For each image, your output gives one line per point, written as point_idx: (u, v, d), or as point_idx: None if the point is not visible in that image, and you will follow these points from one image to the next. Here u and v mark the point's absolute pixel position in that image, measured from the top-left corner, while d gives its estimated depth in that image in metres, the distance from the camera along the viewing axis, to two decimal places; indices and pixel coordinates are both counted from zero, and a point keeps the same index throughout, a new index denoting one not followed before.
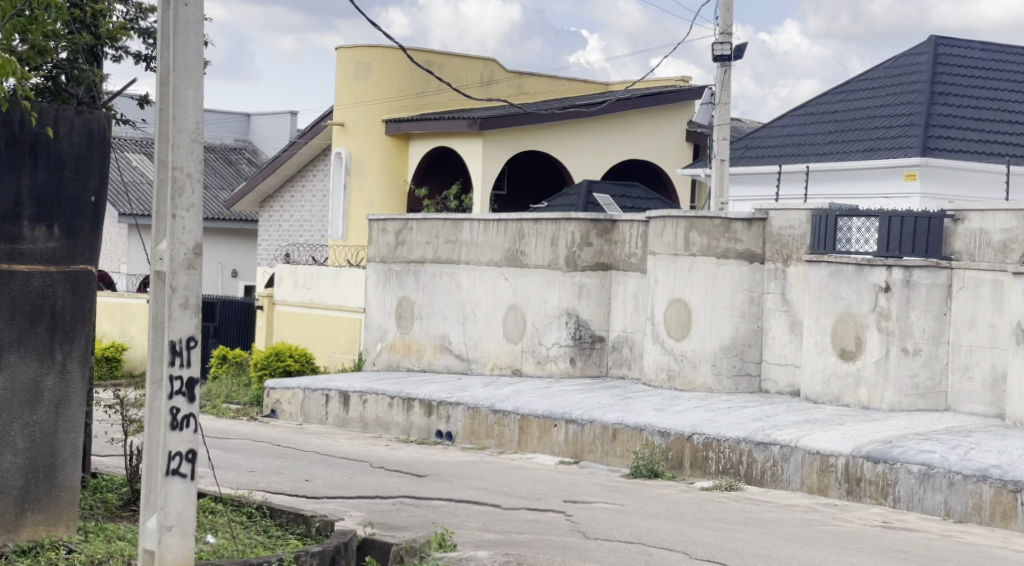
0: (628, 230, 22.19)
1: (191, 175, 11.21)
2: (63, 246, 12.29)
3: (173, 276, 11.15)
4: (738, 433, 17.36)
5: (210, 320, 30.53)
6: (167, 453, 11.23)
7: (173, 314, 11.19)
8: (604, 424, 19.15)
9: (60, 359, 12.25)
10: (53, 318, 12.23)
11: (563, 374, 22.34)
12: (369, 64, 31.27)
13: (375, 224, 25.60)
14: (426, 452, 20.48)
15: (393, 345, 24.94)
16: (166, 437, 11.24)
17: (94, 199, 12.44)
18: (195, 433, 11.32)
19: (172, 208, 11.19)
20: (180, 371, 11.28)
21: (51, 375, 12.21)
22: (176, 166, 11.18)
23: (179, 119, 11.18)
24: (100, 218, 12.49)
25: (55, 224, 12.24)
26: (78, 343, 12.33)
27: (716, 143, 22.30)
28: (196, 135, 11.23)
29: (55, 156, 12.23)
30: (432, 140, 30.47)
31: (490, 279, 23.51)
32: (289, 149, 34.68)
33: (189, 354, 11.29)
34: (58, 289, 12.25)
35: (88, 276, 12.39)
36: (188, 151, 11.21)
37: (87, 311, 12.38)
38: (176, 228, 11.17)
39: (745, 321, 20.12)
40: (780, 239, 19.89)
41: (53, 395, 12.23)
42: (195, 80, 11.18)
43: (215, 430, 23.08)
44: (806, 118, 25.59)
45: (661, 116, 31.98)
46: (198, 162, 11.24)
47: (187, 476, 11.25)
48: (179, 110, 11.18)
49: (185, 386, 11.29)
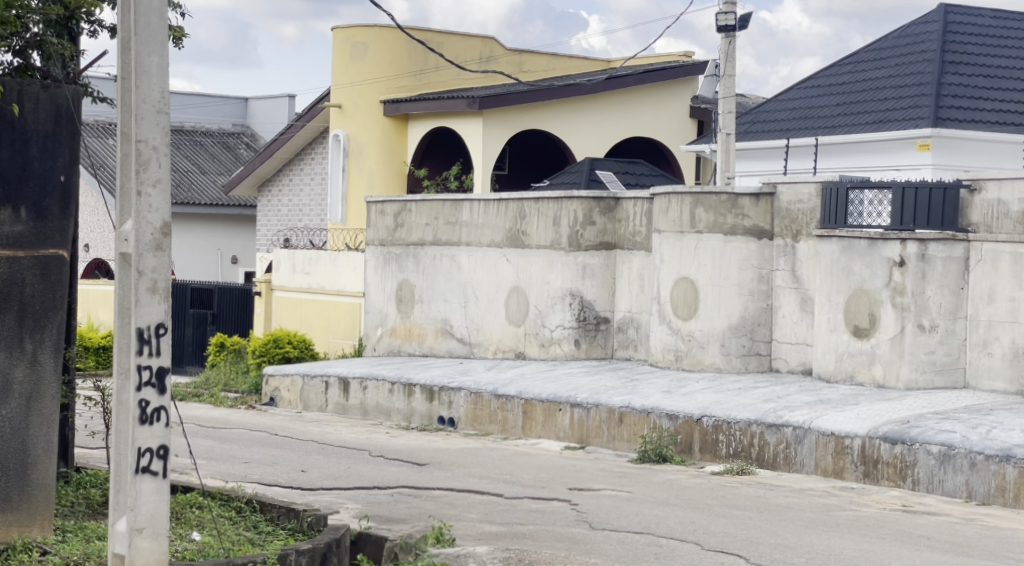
0: (632, 207, 21.55)
1: (156, 149, 10.55)
2: (31, 229, 11.67)
3: (139, 258, 10.52)
4: (749, 415, 16.75)
5: (207, 307, 29.88)
6: (137, 449, 10.59)
7: (140, 300, 10.55)
8: (611, 408, 18.54)
9: (31, 350, 11.63)
10: (21, 307, 11.60)
11: (567, 356, 21.71)
12: (366, 44, 30.55)
13: (374, 206, 24.93)
14: (427, 439, 19.87)
15: (393, 330, 24.32)
16: (135, 433, 10.60)
17: (64, 178, 11.81)
18: (166, 428, 10.69)
19: (137, 184, 10.54)
20: (149, 360, 10.65)
21: (21, 367, 11.60)
22: (140, 138, 10.52)
23: (142, 87, 10.53)
24: (70, 201, 11.86)
25: (21, 205, 11.63)
26: (49, 333, 11.68)
27: (722, 116, 21.63)
28: (161, 105, 10.57)
29: (20, 133, 11.62)
30: (430, 120, 29.84)
31: (491, 260, 22.88)
32: (286, 132, 34.04)
33: (158, 342, 10.66)
34: (26, 275, 11.63)
35: (60, 261, 11.75)
36: (152, 123, 10.54)
37: (60, 299, 11.74)
38: (142, 206, 10.53)
39: (754, 299, 19.51)
40: (788, 214, 19.27)
41: (23, 388, 11.61)
42: (158, 45, 10.55)
43: (211, 419, 22.49)
44: (813, 91, 24.93)
45: (664, 92, 31.28)
46: (162, 134, 10.57)
47: (157, 473, 10.62)
48: (142, 78, 10.53)
49: (154, 377, 10.66)
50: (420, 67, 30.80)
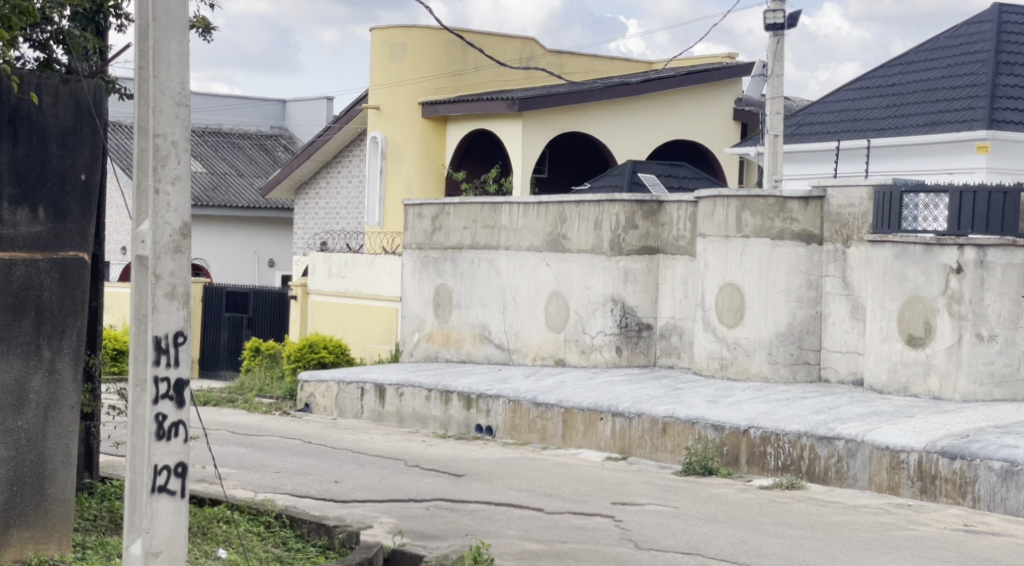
0: (676, 211, 20.91)
1: (176, 144, 10.01)
2: (50, 230, 11.18)
3: (157, 261, 9.97)
4: (798, 426, 16.16)
5: (243, 311, 29.31)
6: (153, 466, 10.06)
7: (157, 306, 10.02)
8: (654, 417, 17.95)
9: (49, 358, 11.13)
10: (39, 312, 11.10)
11: (608, 363, 21.12)
12: (404, 45, 30.03)
13: (411, 209, 24.43)
14: (465, 448, 19.31)
15: (430, 335, 23.79)
16: (151, 449, 10.06)
17: (85, 177, 11.34)
18: (184, 443, 10.15)
19: (155, 182, 10.00)
20: (167, 371, 10.13)
21: (38, 375, 11.10)
22: (158, 133, 9.98)
23: (160, 78, 9.99)
24: (91, 201, 11.37)
25: (39, 205, 11.14)
26: (68, 339, 11.20)
27: (769, 117, 21.02)
28: (181, 97, 10.03)
29: (39, 129, 11.14)
30: (469, 122, 29.30)
31: (531, 265, 22.33)
32: (323, 134, 33.55)
33: (176, 352, 10.13)
34: (45, 279, 11.13)
35: (80, 264, 11.25)
36: (171, 116, 10.00)
37: (80, 304, 11.24)
38: (159, 205, 9.99)
39: (802, 306, 18.86)
40: (839, 218, 18.65)
41: (40, 397, 11.11)
42: (178, 33, 10.00)
43: (244, 425, 22.00)
44: (862, 92, 24.27)
45: (707, 94, 30.67)
46: (181, 128, 10.03)
47: (175, 492, 10.09)
48: (160, 68, 10.00)
49: (172, 389, 10.13)
50: (459, 67, 30.29)
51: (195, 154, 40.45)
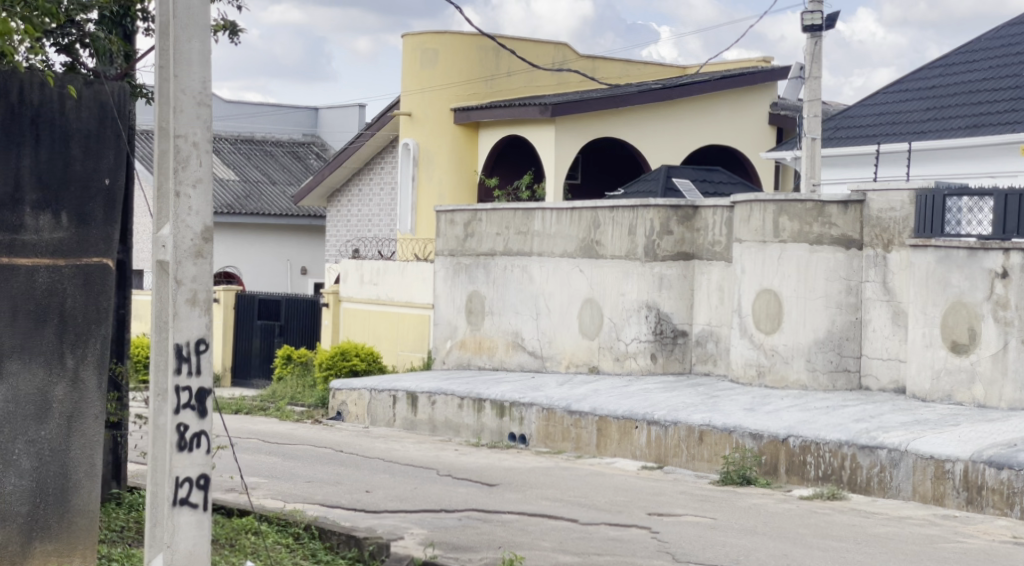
0: (711, 216, 20.57)
1: (196, 146, 9.72)
2: (73, 236, 10.95)
3: (178, 266, 9.67)
4: (839, 435, 16.04)
5: (275, 318, 29.04)
6: (175, 477, 9.76)
7: (178, 313, 9.71)
8: (690, 426, 17.64)
9: (73, 366, 10.89)
10: (62, 319, 10.88)
11: (643, 371, 20.79)
12: (436, 51, 29.75)
13: (443, 215, 24.20)
14: (498, 457, 19.03)
15: (463, 343, 23.55)
16: (172, 461, 9.76)
17: (109, 181, 11.10)
18: (207, 454, 9.84)
19: (175, 184, 9.70)
20: (188, 380, 9.81)
21: (61, 384, 10.87)
22: (178, 134, 9.70)
23: (182, 78, 9.71)
24: (115, 205, 11.12)
25: (63, 211, 10.92)
26: (92, 347, 10.95)
27: (807, 121, 20.72)
28: (203, 96, 9.75)
29: (62, 133, 10.91)
30: (502, 128, 29.04)
31: (565, 271, 22.04)
32: (355, 141, 33.34)
33: (198, 360, 9.81)
34: (68, 285, 10.89)
35: (103, 270, 10.99)
36: (191, 117, 9.72)
37: (104, 311, 10.98)
38: (180, 208, 9.69)
39: (842, 312, 18.54)
40: (879, 223, 18.35)
41: (64, 406, 10.88)
42: (201, 31, 9.74)
43: (275, 434, 21.77)
44: (900, 96, 23.97)
45: (742, 98, 30.35)
46: (202, 128, 9.74)
47: (198, 505, 9.80)
48: (182, 67, 9.73)
49: (194, 399, 9.83)
50: (492, 72, 30.02)
51: (227, 162, 40.32)
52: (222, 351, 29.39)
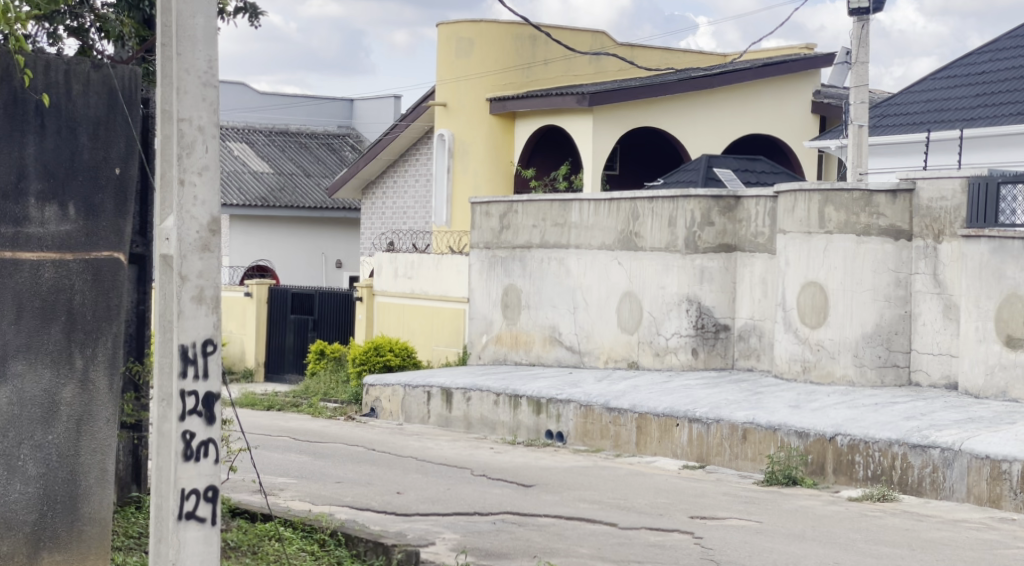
0: (754, 206, 19.90)
1: (202, 130, 9.16)
2: (81, 228, 10.52)
3: (182, 260, 9.14)
4: (889, 434, 15.41)
5: (308, 313, 28.47)
6: (181, 488, 9.21)
7: (184, 311, 9.17)
8: (733, 424, 17.03)
9: (81, 366, 10.42)
10: (71, 317, 10.41)
11: (684, 366, 20.18)
12: (471, 40, 29.18)
13: (478, 207, 23.63)
14: (536, 455, 18.45)
15: (499, 337, 22.98)
16: (178, 472, 9.22)
17: (120, 170, 10.71)
18: (215, 464, 9.30)
19: (179, 172, 9.16)
20: (194, 385, 9.27)
21: (69, 386, 10.39)
22: (182, 117, 9.14)
23: (185, 56, 9.16)
24: (126, 195, 10.73)
25: (70, 202, 10.51)
26: (102, 346, 10.48)
27: (854, 107, 20.23)
28: (207, 76, 9.18)
29: (69, 119, 10.56)
30: (538, 119, 28.45)
31: (603, 263, 21.44)
32: (390, 133, 32.78)
33: (205, 361, 9.26)
34: (76, 281, 10.44)
35: (115, 264, 10.57)
36: (197, 99, 9.17)
37: (115, 308, 10.52)
38: (185, 197, 9.15)
39: (891, 305, 17.88)
40: (930, 212, 17.70)
41: (72, 410, 10.39)
42: (204, 5, 9.18)
43: (308, 431, 21.22)
44: (946, 83, 23.34)
45: (785, 86, 29.66)
46: (209, 111, 9.18)
47: (204, 520, 9.24)
48: (185, 44, 9.17)
49: (200, 404, 9.28)
50: (530, 60, 29.38)
51: (262, 154, 39.84)
52: (256, 346, 28.93)
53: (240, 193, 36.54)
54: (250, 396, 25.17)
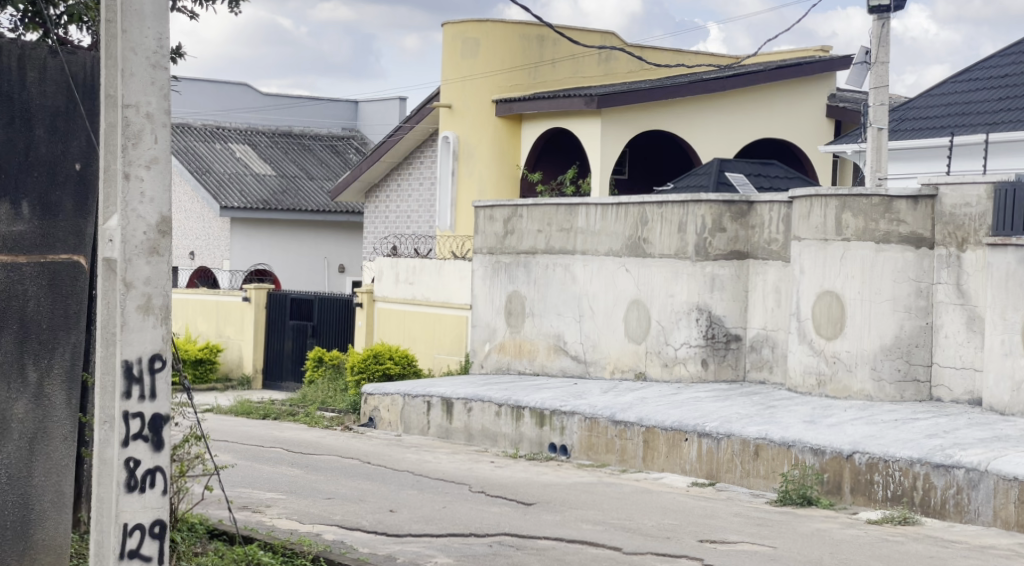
0: (768, 212, 19.07)
1: (150, 117, 9.85)
2: (36, 228, 11.27)
3: (128, 265, 9.82)
4: (910, 452, 14.61)
5: (307, 319, 27.55)
6: (125, 519, 9.88)
7: (129, 322, 9.85)
8: (744, 439, 16.24)
9: (35, 380, 11.22)
10: (23, 325, 11.20)
11: (693, 378, 19.34)
12: (477, 40, 28.41)
13: (482, 211, 22.81)
14: (537, 470, 17.64)
15: (502, 346, 22.17)
16: (122, 504, 9.88)
17: (80, 165, 11.42)
18: (159, 495, 9.97)
19: (125, 165, 9.83)
20: (136, 407, 9.94)
21: (23, 400, 11.19)
22: (128, 103, 9.82)
23: (132, 35, 9.83)
24: (85, 191, 11.46)
25: (24, 201, 11.24)
26: (57, 358, 11.28)
27: (873, 109, 19.52)
28: (155, 58, 9.86)
29: (23, 110, 11.24)
30: (546, 121, 27.63)
31: (610, 270, 20.63)
32: (393, 135, 31.98)
33: (149, 383, 9.95)
34: (31, 286, 11.22)
35: (73, 268, 11.37)
36: (145, 82, 9.84)
37: (73, 313, 11.35)
38: (132, 190, 9.84)
39: (911, 317, 17.08)
40: (953, 220, 16.89)
41: (25, 426, 11.18)
42: None
43: (302, 442, 20.36)
44: (967, 86, 22.55)
45: (798, 89, 28.84)
46: (157, 94, 9.86)
47: (147, 558, 9.92)
48: (133, 25, 9.85)
49: (146, 430, 9.96)
50: (537, 60, 28.52)
51: (265, 156, 39.08)
52: (254, 352, 28.13)
53: (241, 196, 35.73)
54: (245, 404, 24.38)
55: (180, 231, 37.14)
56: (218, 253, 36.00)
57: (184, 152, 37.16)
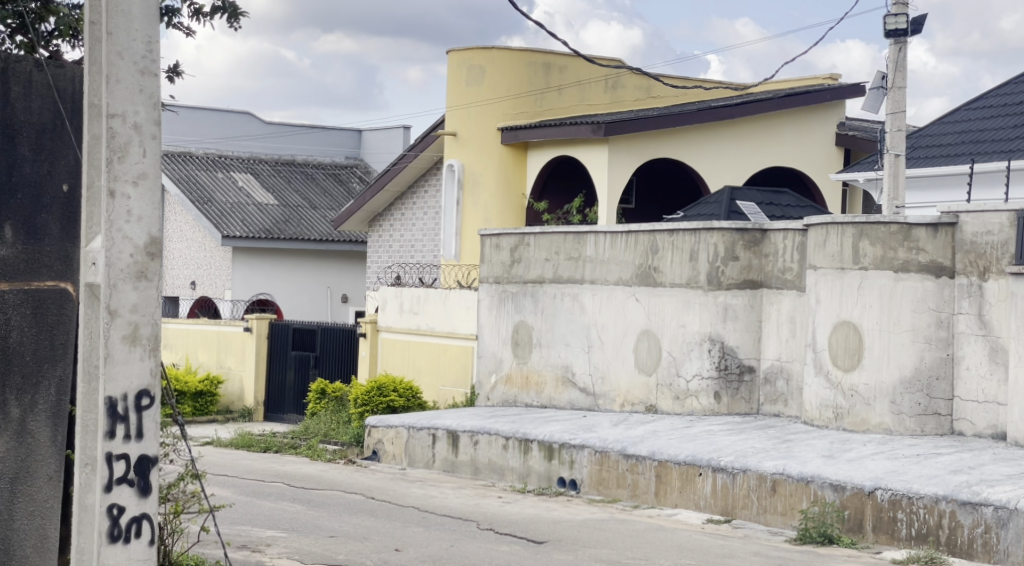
0: (782, 240, 18.57)
1: (137, 128, 10.29)
2: (21, 253, 11.45)
3: (117, 288, 10.24)
4: (935, 489, 14.09)
5: (310, 349, 27.01)
6: None
7: (115, 354, 10.23)
8: (761, 474, 15.69)
9: (18, 417, 11.38)
10: (7, 360, 11.36)
11: (706, 411, 18.81)
12: (483, 67, 27.88)
13: (488, 239, 22.32)
14: (547, 506, 17.09)
15: (509, 377, 21.63)
16: (106, 551, 10.25)
17: (66, 186, 11.63)
18: (144, 540, 10.35)
19: (109, 182, 10.24)
20: (119, 448, 10.30)
21: (6, 437, 11.34)
22: (114, 113, 10.24)
23: (116, 37, 10.25)
24: (71, 215, 11.64)
25: (9, 225, 11.42)
26: (42, 394, 11.48)
27: (890, 136, 19.04)
28: (143, 65, 10.31)
29: (8, 125, 11.42)
30: (553, 149, 27.14)
31: (619, 300, 20.12)
32: (397, 163, 31.47)
33: (132, 425, 10.30)
34: (16, 317, 11.38)
35: (59, 296, 11.53)
36: (134, 90, 10.28)
37: (59, 345, 11.51)
38: (116, 209, 10.25)
39: (932, 348, 16.55)
40: (974, 248, 16.42)
41: (8, 464, 11.32)
42: None
43: (302, 476, 19.77)
44: (981, 113, 22.09)
45: (808, 117, 28.39)
46: (145, 103, 10.31)
47: None
48: (117, 28, 10.26)
49: (133, 475, 10.33)
50: (543, 87, 28.04)
51: (267, 185, 38.58)
52: (256, 384, 27.59)
53: (243, 224, 35.22)
54: (246, 436, 23.82)
55: (180, 261, 36.73)
56: (220, 283, 35.54)
57: (186, 181, 36.64)
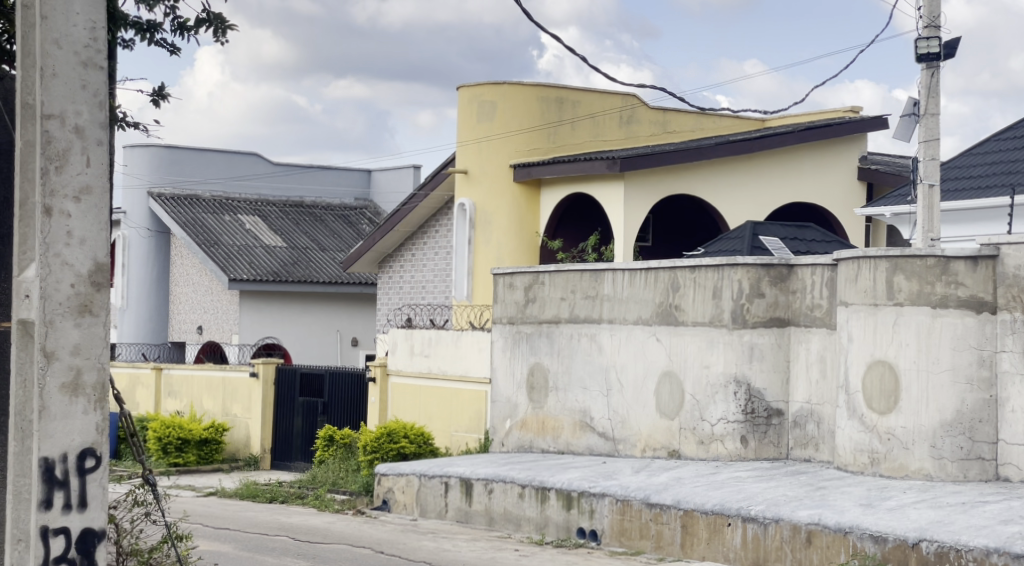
0: (810, 276, 17.61)
1: (77, 131, 9.67)
2: None
3: (56, 329, 9.60)
4: (987, 541, 13.15)
5: (318, 396, 25.95)
6: None
7: (52, 409, 9.58)
8: (796, 525, 14.68)
9: None
10: None
11: (732, 456, 17.78)
12: (494, 102, 26.93)
13: (501, 278, 21.38)
14: (566, 560, 16.08)
15: (524, 423, 20.61)
16: None
17: None
18: None
19: (45, 197, 9.61)
20: (57, 519, 9.65)
21: None
22: (51, 114, 9.62)
23: (54, 24, 9.63)
24: None
25: None
26: None
27: (923, 165, 18.07)
28: (83, 56, 9.69)
29: None
30: (567, 186, 26.23)
31: (639, 340, 19.13)
32: (408, 203, 30.55)
33: (71, 494, 9.66)
34: None
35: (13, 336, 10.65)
36: (75, 86, 9.67)
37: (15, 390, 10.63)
38: (58, 225, 9.61)
39: (974, 389, 15.55)
40: (1017, 281, 15.44)
41: None
42: None
43: (307, 529, 18.78)
44: (1012, 143, 21.16)
45: (829, 149, 27.44)
46: (87, 101, 9.70)
47: None
48: (56, 16, 9.65)
49: (72, 550, 9.68)
50: (555, 121, 27.06)
51: (274, 227, 37.68)
52: (262, 430, 26.62)
53: (250, 268, 34.23)
54: (250, 486, 22.81)
55: (187, 304, 36.32)
56: (227, 327, 34.67)
57: (192, 223, 35.73)
